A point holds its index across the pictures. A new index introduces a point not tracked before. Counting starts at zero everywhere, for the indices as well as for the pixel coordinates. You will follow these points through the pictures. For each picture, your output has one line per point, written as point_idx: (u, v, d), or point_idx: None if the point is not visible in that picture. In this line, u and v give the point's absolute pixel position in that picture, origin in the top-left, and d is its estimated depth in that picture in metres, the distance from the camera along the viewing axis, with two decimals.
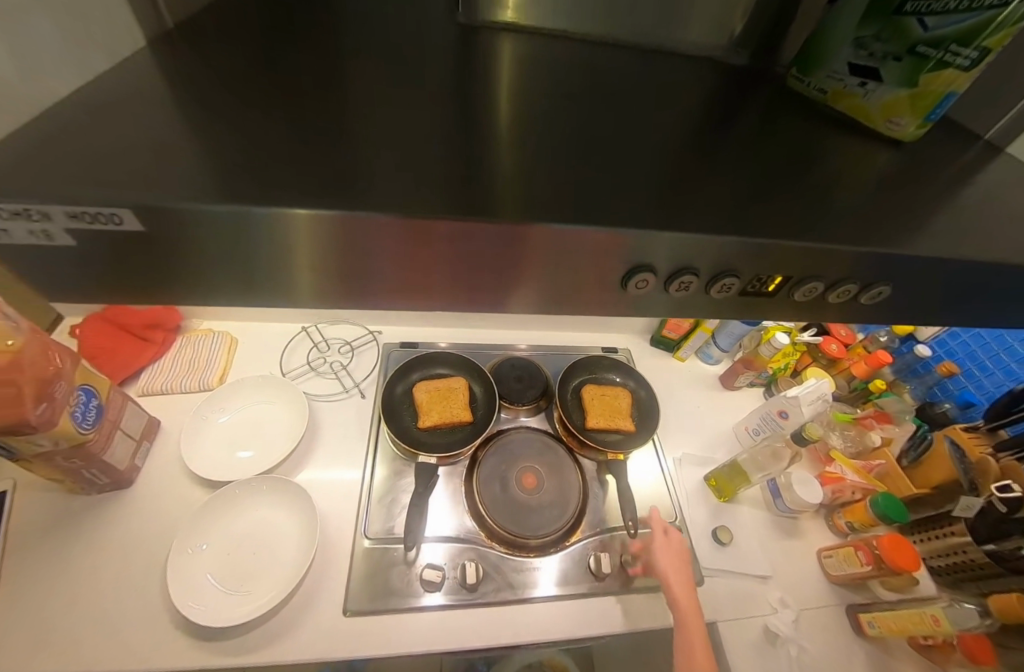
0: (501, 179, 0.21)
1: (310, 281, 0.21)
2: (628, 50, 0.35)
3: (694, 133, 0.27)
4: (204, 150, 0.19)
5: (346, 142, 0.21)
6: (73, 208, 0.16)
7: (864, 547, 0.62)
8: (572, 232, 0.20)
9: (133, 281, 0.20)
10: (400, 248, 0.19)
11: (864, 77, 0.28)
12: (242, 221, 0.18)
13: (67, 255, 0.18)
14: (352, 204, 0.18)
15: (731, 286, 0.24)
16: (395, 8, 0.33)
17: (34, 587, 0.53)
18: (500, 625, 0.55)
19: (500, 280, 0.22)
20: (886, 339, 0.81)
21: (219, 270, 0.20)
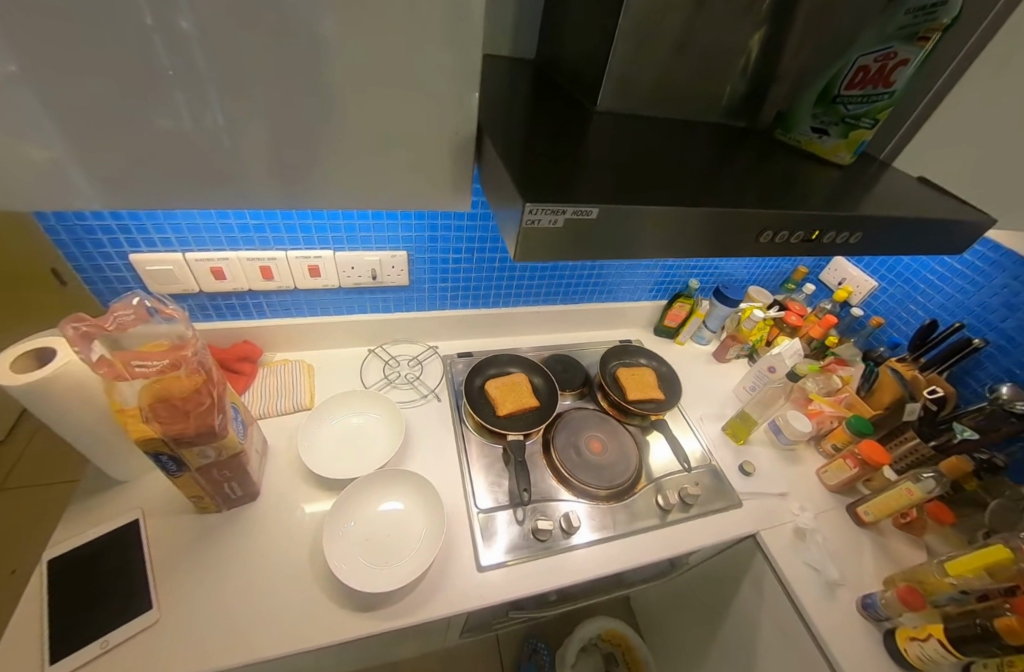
0: (648, 189, 0.40)
1: (544, 246, 0.38)
2: (674, 125, 0.57)
3: (737, 175, 0.48)
4: (520, 180, 0.37)
5: (574, 178, 0.40)
6: (570, 207, 0.35)
7: (849, 456, 0.83)
8: (686, 208, 0.39)
9: (541, 251, 0.38)
10: (670, 220, 0.39)
11: (820, 133, 0.55)
12: (614, 211, 0.36)
13: (542, 234, 0.36)
14: (582, 198, 0.36)
15: (787, 237, 0.45)
16: (537, 110, 0.53)
17: (194, 596, 0.59)
18: (604, 557, 0.69)
19: (646, 238, 0.40)
20: (831, 306, 1.07)
21: (519, 240, 0.37)
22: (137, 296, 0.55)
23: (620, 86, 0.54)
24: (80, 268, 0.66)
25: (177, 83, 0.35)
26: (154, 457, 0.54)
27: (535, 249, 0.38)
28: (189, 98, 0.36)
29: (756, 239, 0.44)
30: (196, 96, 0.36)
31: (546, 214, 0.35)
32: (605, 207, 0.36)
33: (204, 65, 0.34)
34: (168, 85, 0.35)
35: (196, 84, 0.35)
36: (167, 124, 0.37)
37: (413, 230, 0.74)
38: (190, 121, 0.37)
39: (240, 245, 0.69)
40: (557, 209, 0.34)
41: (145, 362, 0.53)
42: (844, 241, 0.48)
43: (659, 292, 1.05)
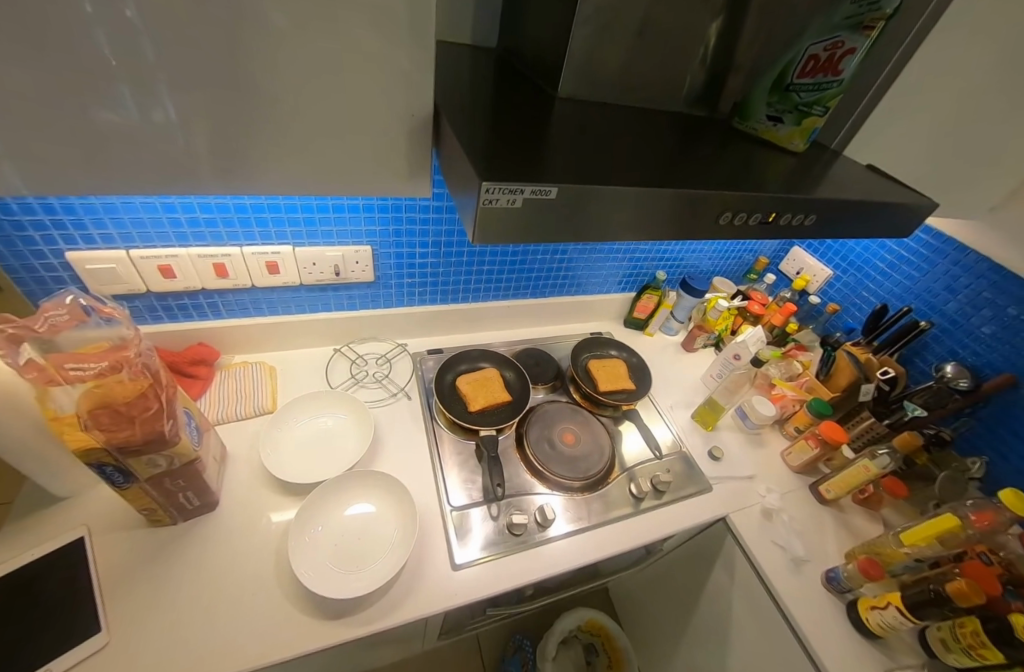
0: (611, 173, 0.41)
1: (507, 229, 0.37)
2: (635, 114, 0.58)
3: (695, 162, 0.49)
4: (480, 162, 0.37)
5: (536, 163, 0.40)
6: (532, 187, 0.35)
7: (811, 437, 0.87)
8: (649, 191, 0.39)
9: (502, 235, 0.38)
10: (629, 201, 0.39)
11: (775, 121, 0.57)
12: (574, 191, 0.36)
13: (501, 216, 0.36)
14: (543, 179, 0.36)
15: (746, 219, 0.46)
16: (500, 99, 0.53)
17: (148, 615, 0.56)
18: (579, 547, 0.70)
19: (611, 221, 0.40)
20: (790, 294, 1.12)
21: (489, 229, 0.37)
22: (70, 294, 0.51)
23: (580, 76, 0.54)
24: (9, 267, 0.60)
25: (124, 75, 0.32)
26: (96, 468, 0.50)
27: (495, 232, 0.37)
28: (136, 90, 0.33)
29: (715, 221, 0.45)
30: (144, 90, 0.34)
31: (504, 194, 0.34)
32: (563, 188, 0.36)
33: (152, 57, 0.32)
34: (111, 77, 0.32)
35: (145, 78, 0.33)
36: (109, 115, 0.34)
37: (376, 224, 0.72)
38: (135, 112, 0.35)
39: (190, 241, 0.65)
40: (515, 189, 0.34)
41: (82, 366, 0.49)
42: (799, 224, 0.49)
43: (628, 284, 1.07)
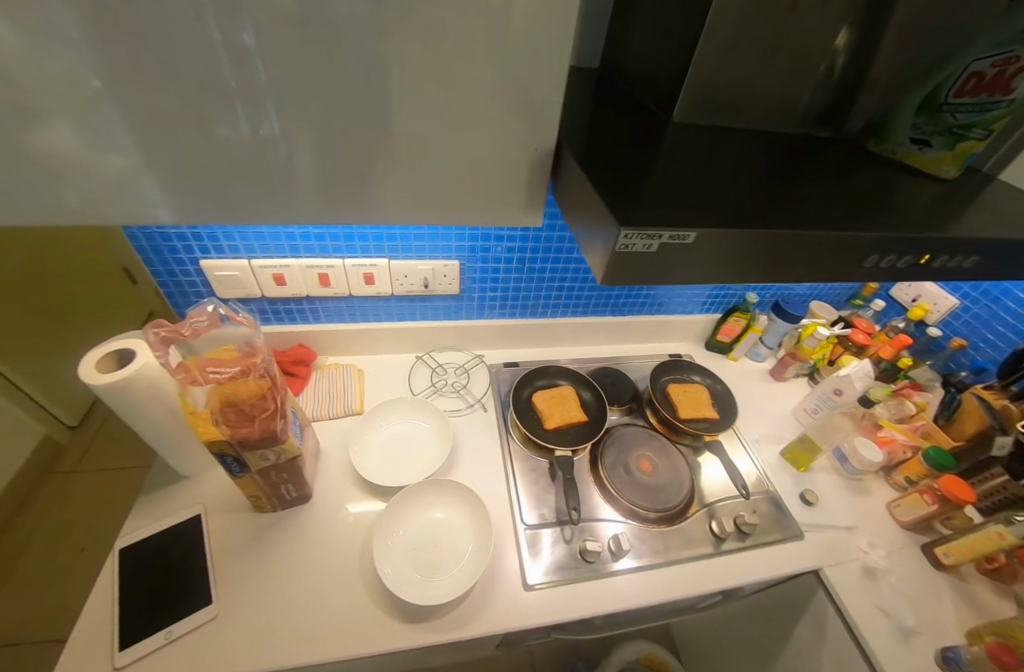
0: (744, 211, 0.39)
1: (636, 272, 0.37)
2: (752, 135, 0.54)
3: (827, 193, 0.45)
4: (611, 200, 0.37)
5: (661, 197, 0.38)
6: (671, 233, 0.34)
7: (928, 491, 0.76)
8: (789, 233, 0.37)
9: (629, 275, 0.38)
10: (760, 242, 0.37)
11: (920, 144, 0.51)
12: (711, 235, 0.36)
13: (632, 258, 0.36)
14: (681, 223, 0.35)
15: (894, 261, 0.42)
16: (612, 124, 0.52)
17: (249, 593, 0.61)
18: (657, 585, 0.67)
19: (739, 261, 0.39)
20: (904, 325, 1.00)
21: (619, 273, 0.37)
22: (211, 304, 0.58)
23: (696, 98, 0.52)
24: (157, 273, 0.70)
25: (239, 94, 0.37)
26: (219, 457, 0.55)
27: (623, 274, 0.37)
28: (248, 108, 0.38)
29: (859, 262, 0.42)
30: (255, 106, 0.38)
31: (641, 240, 0.34)
32: (702, 233, 0.35)
33: (264, 77, 0.36)
34: (229, 97, 0.37)
35: (256, 97, 0.37)
36: (227, 132, 0.39)
37: (467, 240, 0.74)
38: (248, 130, 0.39)
39: (301, 252, 0.71)
40: (653, 235, 0.34)
41: (219, 369, 0.55)
42: (955, 265, 0.44)
43: (712, 305, 1.01)
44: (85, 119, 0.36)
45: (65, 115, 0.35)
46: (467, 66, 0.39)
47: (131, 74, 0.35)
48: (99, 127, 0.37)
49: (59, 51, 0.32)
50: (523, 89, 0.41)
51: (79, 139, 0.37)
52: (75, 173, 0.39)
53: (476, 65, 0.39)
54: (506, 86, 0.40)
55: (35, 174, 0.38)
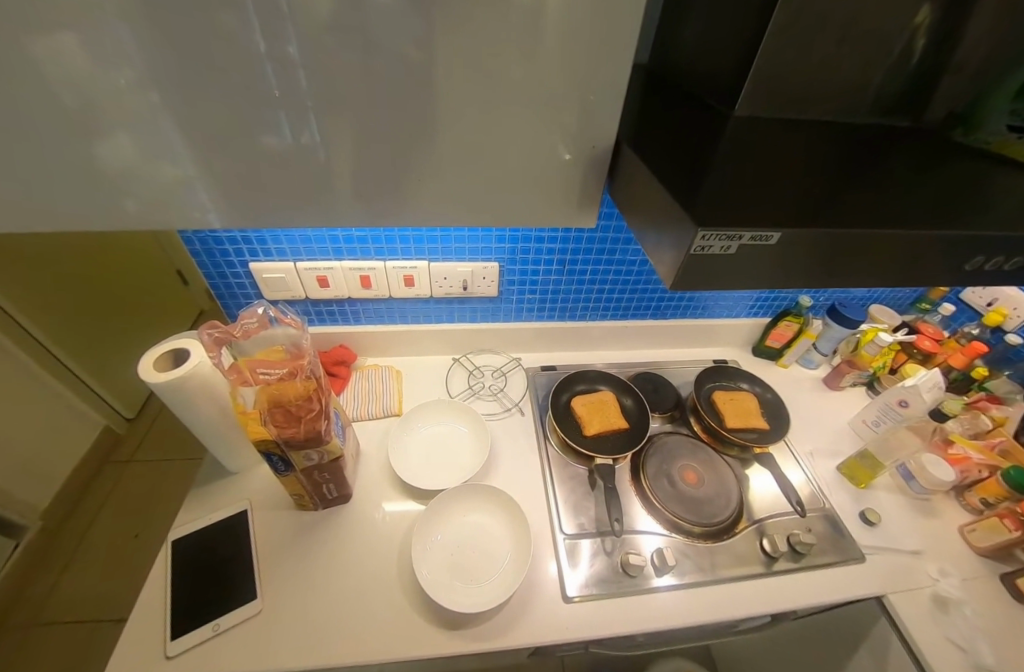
0: (825, 209, 0.36)
1: (709, 276, 0.36)
2: (820, 128, 0.50)
3: (913, 189, 0.41)
4: (682, 200, 0.35)
5: (730, 196, 0.36)
6: (755, 234, 0.32)
7: (1009, 516, 0.69)
8: (880, 233, 0.34)
9: (701, 280, 0.36)
10: (841, 245, 0.34)
11: (1021, 133, 0.48)
12: (795, 237, 0.33)
13: (707, 262, 0.34)
14: (762, 222, 0.33)
15: (998, 263, 0.38)
16: (668, 120, 0.50)
17: (291, 590, 0.62)
18: (705, 604, 0.63)
19: (821, 263, 0.36)
20: (978, 330, 0.91)
21: (692, 277, 0.35)
22: (261, 306, 0.59)
23: (761, 91, 0.48)
24: (210, 276, 0.72)
25: (283, 104, 0.37)
26: (266, 455, 0.56)
27: (695, 277, 0.36)
28: (291, 116, 0.38)
29: (958, 266, 0.38)
30: (298, 116, 0.38)
31: (719, 241, 0.32)
32: (787, 234, 0.33)
33: (306, 87, 0.36)
34: (273, 107, 0.37)
35: (299, 106, 0.38)
36: (271, 141, 0.39)
37: (507, 242, 0.73)
38: (290, 137, 0.39)
39: (344, 255, 0.72)
40: (733, 236, 0.32)
41: (269, 370, 0.56)
42: None
43: (760, 309, 0.95)
44: (140, 132, 0.38)
45: (124, 127, 0.37)
46: (518, 67, 0.38)
47: (182, 86, 0.35)
48: (154, 140, 0.38)
49: (120, 66, 0.34)
50: (577, 89, 0.40)
51: (136, 150, 0.39)
52: (135, 181, 0.41)
53: (523, 63, 0.37)
54: (559, 85, 0.39)
55: (98, 185, 0.40)
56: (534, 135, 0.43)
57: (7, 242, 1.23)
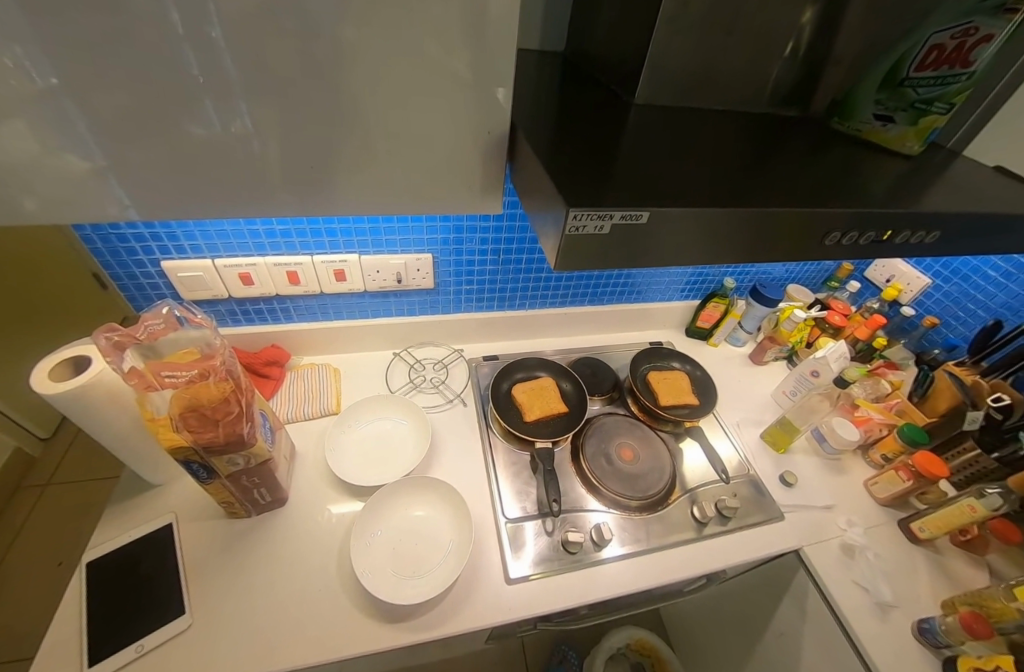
0: (704, 188, 0.38)
1: (595, 257, 0.37)
2: (717, 115, 0.54)
3: (787, 171, 0.44)
4: (566, 183, 0.36)
5: (617, 178, 0.37)
6: (624, 213, 0.33)
7: (903, 468, 0.77)
8: (750, 211, 0.36)
9: (584, 260, 0.37)
10: (721, 223, 0.36)
11: (885, 121, 0.51)
12: (665, 214, 0.34)
13: (585, 242, 0.35)
14: (636, 201, 0.34)
15: (856, 237, 0.42)
16: (577, 106, 0.51)
17: (224, 601, 0.60)
18: (641, 572, 0.66)
19: (701, 242, 0.38)
20: (879, 305, 1.01)
21: (576, 260, 0.37)
22: (167, 305, 0.56)
23: (661, 80, 0.51)
24: (116, 277, 0.67)
25: (209, 90, 0.37)
26: (185, 464, 0.54)
27: (578, 258, 0.36)
28: (218, 104, 0.38)
29: (821, 240, 0.41)
30: (226, 103, 0.38)
31: (591, 220, 0.33)
32: (655, 212, 0.34)
33: (234, 73, 0.36)
34: (199, 94, 0.37)
35: (226, 93, 0.37)
36: (200, 131, 0.39)
37: (439, 232, 0.73)
38: (220, 127, 0.39)
39: (267, 250, 0.69)
40: (604, 215, 0.33)
41: (175, 373, 0.52)
42: (918, 242, 0.44)
43: (691, 292, 1.01)
44: (42, 119, 0.36)
45: (24, 112, 0.35)
46: (415, 48, 0.38)
47: (91, 69, 0.34)
48: (60, 128, 0.36)
49: (10, 44, 0.31)
50: (482, 74, 0.40)
51: (38, 136, 0.36)
52: (39, 172, 0.39)
53: (418, 45, 0.37)
54: (469, 73, 0.40)
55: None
56: (452, 122, 0.43)
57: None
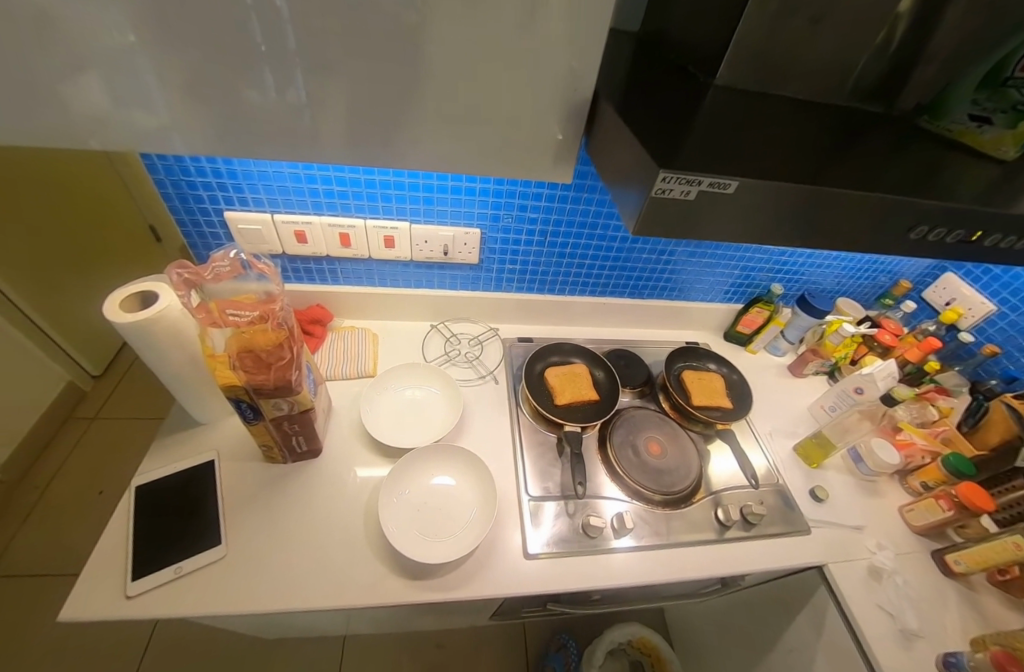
0: (784, 170, 0.37)
1: (667, 225, 0.40)
2: (795, 105, 0.52)
3: (867, 164, 0.43)
4: (654, 153, 0.37)
5: (692, 154, 0.37)
6: (716, 180, 0.35)
7: (944, 497, 0.73)
8: (835, 193, 0.36)
9: (663, 222, 0.39)
10: (801, 201, 0.37)
11: (980, 122, 0.49)
12: (752, 186, 0.36)
13: (671, 205, 0.37)
14: (721, 174, 0.35)
15: (941, 234, 0.41)
16: (652, 85, 0.50)
17: (257, 539, 0.63)
18: (660, 565, 0.66)
19: (778, 222, 0.39)
20: (936, 327, 0.96)
21: (654, 225, 0.40)
22: (234, 250, 0.59)
23: (739, 64, 0.49)
24: (181, 221, 0.71)
25: (269, 58, 0.38)
26: (235, 402, 0.57)
27: (658, 221, 0.39)
28: (276, 73, 0.39)
29: (905, 232, 0.40)
30: (283, 71, 0.39)
31: (679, 184, 0.35)
32: (744, 183, 0.35)
33: (293, 42, 0.37)
34: (259, 61, 0.38)
35: (284, 63, 0.39)
36: (255, 96, 0.41)
37: (489, 208, 0.73)
38: (275, 94, 0.41)
39: (324, 210, 0.71)
40: (693, 180, 0.35)
41: (239, 312, 0.56)
42: (1005, 246, 0.42)
43: (734, 295, 0.99)
44: (118, 73, 0.38)
45: (97, 64, 0.37)
46: (488, 16, 0.38)
47: (167, 29, 0.36)
48: (133, 84, 0.39)
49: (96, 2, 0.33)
50: (554, 45, 0.40)
51: (110, 90, 0.39)
52: (115, 123, 0.41)
53: (491, 15, 0.38)
54: (536, 45, 0.40)
55: (76, 121, 0.40)
56: (513, 96, 0.44)
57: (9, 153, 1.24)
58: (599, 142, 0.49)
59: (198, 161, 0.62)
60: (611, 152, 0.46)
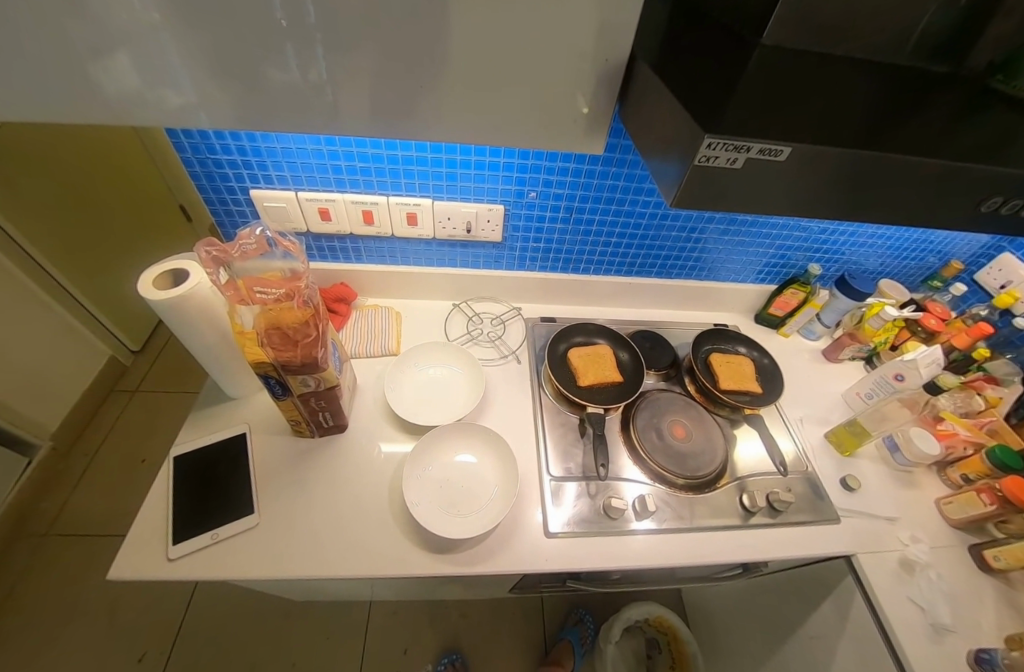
0: (843, 134, 0.34)
1: (708, 197, 0.38)
2: (852, 66, 0.47)
3: (936, 128, 0.39)
4: (698, 116, 0.34)
5: (740, 117, 0.34)
6: (768, 147, 0.32)
7: (987, 491, 0.70)
8: (899, 159, 0.33)
9: (705, 193, 0.37)
10: (860, 169, 0.34)
11: None
12: (808, 153, 0.33)
13: (714, 174, 0.35)
14: (772, 139, 0.32)
15: (1017, 205, 0.37)
16: (694, 46, 0.46)
17: (287, 509, 0.65)
18: (681, 549, 0.66)
19: (829, 193, 0.37)
20: (987, 312, 0.90)
21: (694, 198, 0.38)
22: (258, 228, 0.59)
23: (795, 19, 0.44)
24: (209, 199, 0.72)
25: (290, 34, 0.37)
26: (264, 378, 0.58)
27: (698, 192, 0.37)
28: (298, 49, 0.38)
29: (973, 206, 0.37)
30: (305, 50, 0.38)
31: (724, 151, 0.33)
32: (797, 150, 0.33)
33: (312, 17, 0.36)
34: (280, 37, 0.37)
35: (306, 40, 0.37)
36: (281, 77, 0.40)
37: (513, 183, 0.71)
38: (299, 73, 0.40)
39: (346, 187, 0.70)
40: (740, 147, 0.32)
41: (266, 290, 0.56)
42: None
43: (767, 275, 0.94)
44: (142, 53, 0.37)
45: (125, 46, 0.36)
46: None
47: (187, 8, 0.35)
48: (157, 64, 0.38)
49: None
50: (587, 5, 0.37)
51: (137, 73, 0.39)
52: (140, 104, 0.41)
53: None
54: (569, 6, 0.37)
55: (104, 102, 0.40)
56: (544, 64, 0.41)
57: (40, 132, 1.26)
58: (635, 110, 0.46)
59: (224, 139, 0.62)
60: (648, 121, 0.43)
